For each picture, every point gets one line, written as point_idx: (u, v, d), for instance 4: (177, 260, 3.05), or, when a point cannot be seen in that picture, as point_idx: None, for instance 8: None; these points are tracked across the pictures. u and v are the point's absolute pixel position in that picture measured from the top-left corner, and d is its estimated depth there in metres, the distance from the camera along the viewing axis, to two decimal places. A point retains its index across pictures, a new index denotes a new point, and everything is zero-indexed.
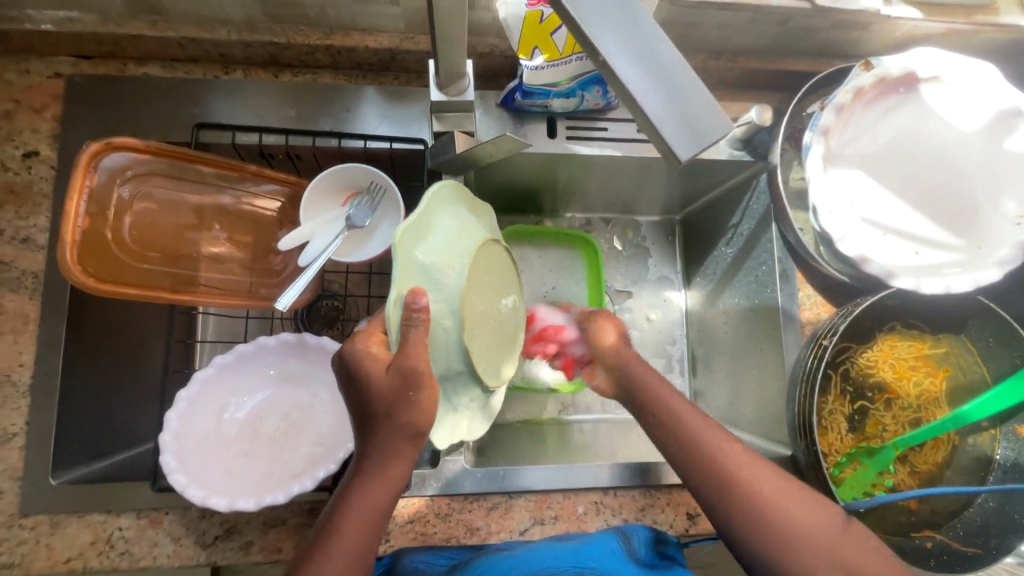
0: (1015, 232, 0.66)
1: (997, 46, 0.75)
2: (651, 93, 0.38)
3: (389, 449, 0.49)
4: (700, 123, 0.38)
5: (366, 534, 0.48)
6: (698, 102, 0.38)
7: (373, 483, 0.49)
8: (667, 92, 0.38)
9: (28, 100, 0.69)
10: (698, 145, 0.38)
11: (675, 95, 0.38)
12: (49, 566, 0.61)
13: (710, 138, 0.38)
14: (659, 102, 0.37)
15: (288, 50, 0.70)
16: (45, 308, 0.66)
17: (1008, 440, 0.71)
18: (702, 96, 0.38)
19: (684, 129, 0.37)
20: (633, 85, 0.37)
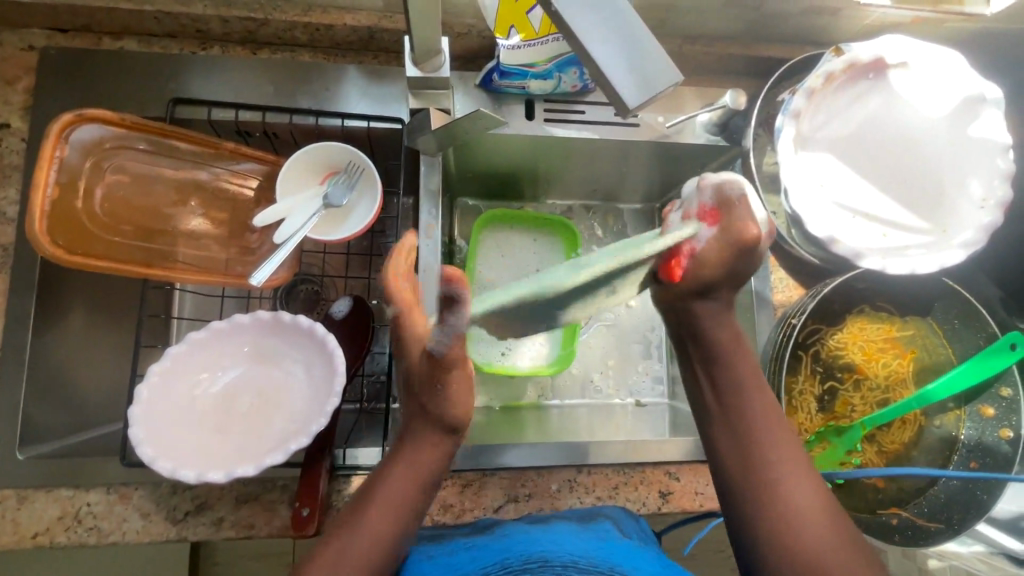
0: (978, 214, 0.67)
1: (963, 35, 0.77)
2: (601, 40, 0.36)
3: (421, 445, 0.54)
4: (651, 77, 0.37)
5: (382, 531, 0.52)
6: (652, 58, 0.37)
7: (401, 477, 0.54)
8: (616, 39, 0.37)
9: (0, 72, 0.68)
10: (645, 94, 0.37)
11: (628, 47, 0.37)
12: (15, 541, 0.60)
13: (657, 88, 0.37)
14: (610, 52, 0.37)
15: (266, 27, 0.70)
16: (15, 282, 0.65)
17: (972, 420, 0.73)
18: (656, 51, 0.37)
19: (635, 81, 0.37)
20: (583, 31, 0.36)
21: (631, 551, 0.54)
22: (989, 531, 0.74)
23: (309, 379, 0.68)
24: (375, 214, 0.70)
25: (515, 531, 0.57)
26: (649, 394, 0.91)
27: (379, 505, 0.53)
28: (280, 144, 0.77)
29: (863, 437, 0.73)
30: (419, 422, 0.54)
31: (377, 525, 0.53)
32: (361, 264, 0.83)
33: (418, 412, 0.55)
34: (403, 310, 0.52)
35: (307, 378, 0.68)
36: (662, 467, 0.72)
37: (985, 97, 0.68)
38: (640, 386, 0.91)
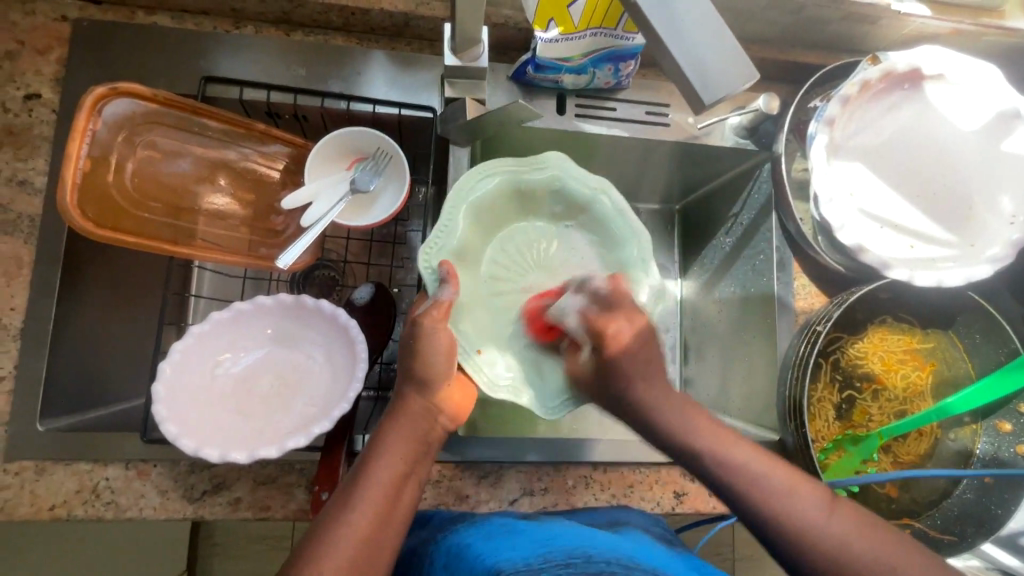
0: (1006, 230, 0.67)
1: (1001, 49, 0.77)
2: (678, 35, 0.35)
3: (412, 427, 0.55)
4: (723, 75, 0.36)
5: (379, 505, 0.50)
6: (726, 55, 0.36)
7: (393, 445, 0.53)
8: (692, 36, 0.35)
9: (32, 41, 0.68)
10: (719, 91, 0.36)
11: (702, 41, 0.36)
12: (33, 512, 0.60)
13: (731, 85, 0.36)
14: (682, 47, 0.35)
15: (302, 8, 0.70)
16: (40, 253, 0.65)
17: (988, 435, 0.73)
18: (731, 47, 0.36)
19: (705, 78, 0.36)
20: (662, 28, 0.35)
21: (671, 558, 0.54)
22: (993, 550, 0.71)
23: (329, 362, 0.68)
24: (401, 202, 0.70)
25: (546, 524, 0.56)
26: None
27: (376, 483, 0.50)
28: (308, 127, 0.77)
29: (880, 447, 0.73)
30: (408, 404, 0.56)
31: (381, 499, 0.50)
32: (383, 251, 0.83)
33: (405, 393, 0.56)
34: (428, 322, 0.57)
35: (327, 362, 0.68)
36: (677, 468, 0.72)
37: (1020, 112, 0.68)
38: None
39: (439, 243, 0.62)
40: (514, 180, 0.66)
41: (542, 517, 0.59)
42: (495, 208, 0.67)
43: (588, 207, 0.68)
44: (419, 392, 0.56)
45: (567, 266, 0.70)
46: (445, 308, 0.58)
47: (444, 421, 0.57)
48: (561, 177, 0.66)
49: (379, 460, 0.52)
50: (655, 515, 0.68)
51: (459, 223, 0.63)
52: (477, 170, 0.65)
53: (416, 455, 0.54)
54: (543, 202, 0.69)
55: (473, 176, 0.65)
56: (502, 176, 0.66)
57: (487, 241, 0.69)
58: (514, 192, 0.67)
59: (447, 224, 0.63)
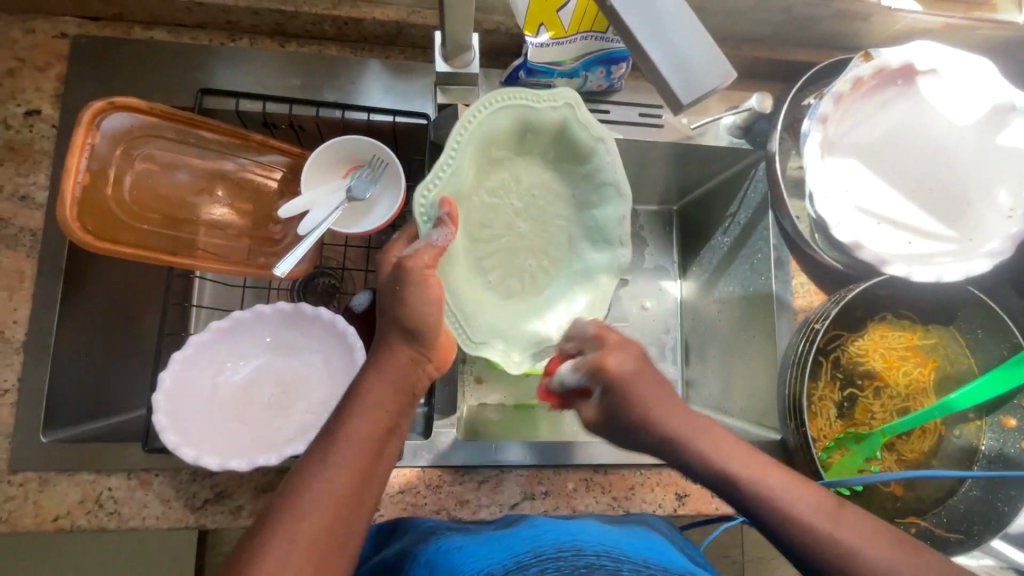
0: (1005, 224, 0.67)
1: (994, 43, 0.77)
2: (654, 35, 0.35)
3: (399, 374, 0.51)
4: (702, 74, 0.35)
5: (356, 458, 0.47)
6: (703, 54, 0.36)
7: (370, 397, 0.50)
8: (669, 36, 0.35)
9: (32, 59, 0.69)
10: (698, 89, 0.35)
11: (680, 40, 0.35)
12: (37, 523, 0.61)
13: (709, 85, 0.35)
14: (660, 48, 0.35)
15: (295, 20, 0.71)
16: (42, 267, 0.66)
17: (993, 431, 0.72)
18: (706, 45, 0.35)
19: (686, 77, 0.35)
20: (637, 30, 0.35)
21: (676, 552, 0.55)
22: (1002, 546, 0.70)
23: (328, 369, 0.68)
24: (397, 210, 0.70)
25: (548, 524, 0.56)
26: None
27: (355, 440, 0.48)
28: (304, 137, 0.77)
29: (883, 445, 0.73)
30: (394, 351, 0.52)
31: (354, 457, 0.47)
32: (382, 258, 0.83)
33: (394, 343, 0.52)
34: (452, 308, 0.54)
35: (326, 369, 0.68)
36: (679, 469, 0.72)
37: (1015, 105, 0.68)
38: None
39: (442, 183, 0.54)
40: (517, 113, 0.57)
41: (542, 518, 0.59)
42: (494, 143, 0.59)
43: (584, 159, 0.61)
44: (411, 343, 0.52)
45: (546, 211, 0.65)
46: (436, 254, 0.52)
47: (428, 367, 0.54)
48: (567, 122, 0.59)
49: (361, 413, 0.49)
50: (657, 518, 0.67)
51: (463, 156, 0.55)
52: (490, 99, 0.56)
53: (402, 405, 0.51)
54: (547, 146, 0.61)
55: (483, 105, 0.56)
56: (513, 108, 0.57)
57: (481, 185, 0.61)
58: (521, 131, 0.59)
59: (449, 160, 0.54)
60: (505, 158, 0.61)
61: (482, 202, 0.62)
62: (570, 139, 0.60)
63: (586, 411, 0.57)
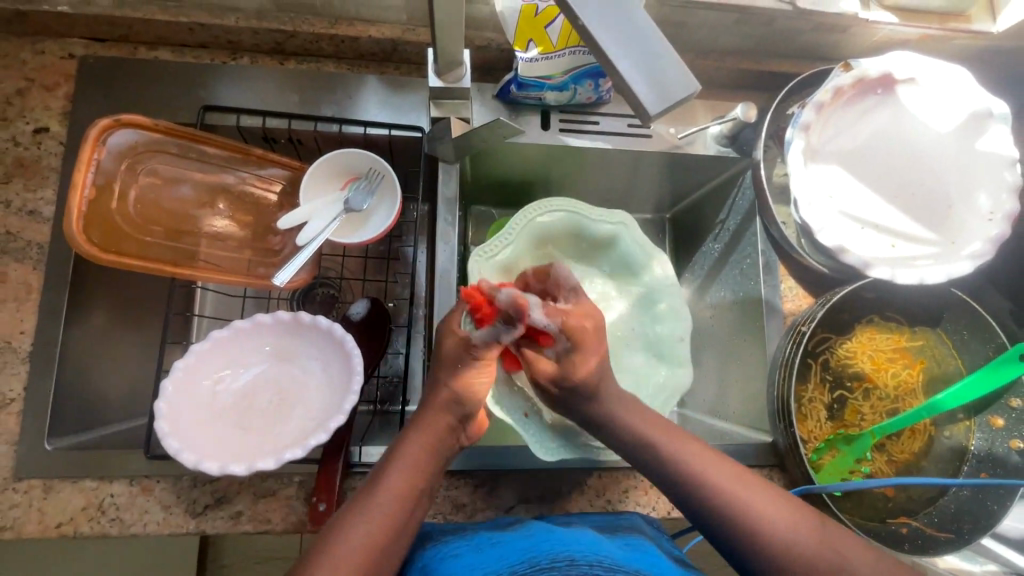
0: (986, 227, 0.68)
1: (970, 53, 0.79)
2: (624, 50, 0.37)
3: (435, 432, 0.54)
4: (671, 86, 0.37)
5: (391, 513, 0.50)
6: (670, 67, 0.38)
7: (409, 450, 0.53)
8: (638, 51, 0.37)
9: (41, 79, 0.72)
10: (668, 100, 0.37)
11: (650, 58, 0.37)
12: (40, 530, 0.62)
13: (677, 96, 0.38)
14: (632, 66, 0.37)
15: (294, 38, 0.73)
16: (48, 279, 0.68)
17: (982, 431, 0.73)
18: (672, 59, 0.38)
19: (657, 90, 0.37)
20: (609, 46, 0.37)
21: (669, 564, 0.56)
22: (996, 546, 0.72)
23: (326, 377, 0.70)
24: (393, 220, 0.73)
25: (542, 532, 0.57)
26: None
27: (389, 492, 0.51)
28: (303, 150, 0.80)
29: (873, 446, 0.74)
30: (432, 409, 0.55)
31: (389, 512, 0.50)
32: (379, 268, 0.86)
33: (436, 406, 0.55)
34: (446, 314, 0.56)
35: (324, 377, 0.70)
36: None
37: (992, 112, 0.70)
38: None
39: (498, 250, 0.73)
40: (574, 218, 0.78)
41: (537, 525, 0.60)
42: (552, 237, 0.79)
43: (630, 266, 0.80)
44: (452, 411, 0.55)
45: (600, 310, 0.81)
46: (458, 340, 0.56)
47: (461, 437, 0.57)
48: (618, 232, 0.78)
49: (396, 469, 0.52)
50: (651, 520, 0.68)
51: (518, 239, 0.75)
52: (546, 203, 0.76)
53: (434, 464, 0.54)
54: (597, 251, 0.81)
55: (535, 209, 0.76)
56: (568, 214, 0.77)
57: None
58: (576, 232, 0.79)
59: (499, 242, 0.74)
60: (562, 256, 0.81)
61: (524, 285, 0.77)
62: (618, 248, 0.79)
63: (541, 363, 0.59)
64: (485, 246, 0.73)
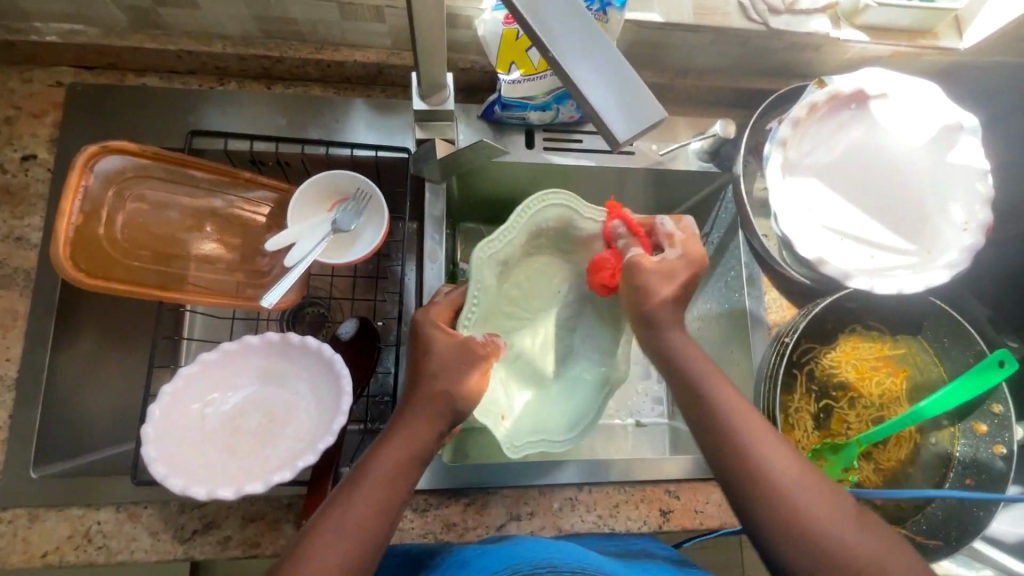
0: (961, 237, 0.70)
1: (940, 68, 0.82)
2: (593, 77, 0.38)
3: (428, 429, 0.54)
4: (640, 112, 0.39)
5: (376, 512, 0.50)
6: (638, 94, 0.39)
7: (395, 445, 0.52)
8: (607, 79, 0.38)
9: (29, 107, 0.72)
10: (637, 126, 0.39)
11: (619, 87, 0.39)
12: (26, 560, 0.61)
13: (645, 122, 0.39)
14: (602, 92, 0.38)
15: (281, 64, 0.75)
16: (35, 305, 0.68)
17: (966, 437, 0.74)
18: (640, 86, 0.39)
19: (626, 117, 0.38)
20: (578, 74, 0.38)
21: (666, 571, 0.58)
22: (993, 552, 0.73)
23: (315, 397, 0.70)
24: (381, 239, 0.73)
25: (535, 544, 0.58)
26: (650, 415, 0.89)
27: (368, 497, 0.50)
28: (291, 172, 0.81)
29: (860, 455, 0.74)
30: (427, 402, 0.54)
31: (373, 513, 0.50)
32: (367, 286, 0.86)
33: (423, 406, 0.54)
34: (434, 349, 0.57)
35: (312, 397, 0.70)
36: (662, 485, 0.73)
37: (962, 125, 0.71)
38: (640, 406, 0.90)
39: (497, 249, 0.66)
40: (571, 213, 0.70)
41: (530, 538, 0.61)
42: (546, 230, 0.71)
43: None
44: (441, 413, 0.54)
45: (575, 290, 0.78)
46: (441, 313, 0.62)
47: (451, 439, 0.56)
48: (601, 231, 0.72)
49: (376, 471, 0.51)
50: (642, 534, 0.69)
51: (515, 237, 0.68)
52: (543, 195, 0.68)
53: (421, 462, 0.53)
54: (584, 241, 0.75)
55: (538, 201, 0.68)
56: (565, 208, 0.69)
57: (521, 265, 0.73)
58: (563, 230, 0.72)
59: (505, 235, 0.67)
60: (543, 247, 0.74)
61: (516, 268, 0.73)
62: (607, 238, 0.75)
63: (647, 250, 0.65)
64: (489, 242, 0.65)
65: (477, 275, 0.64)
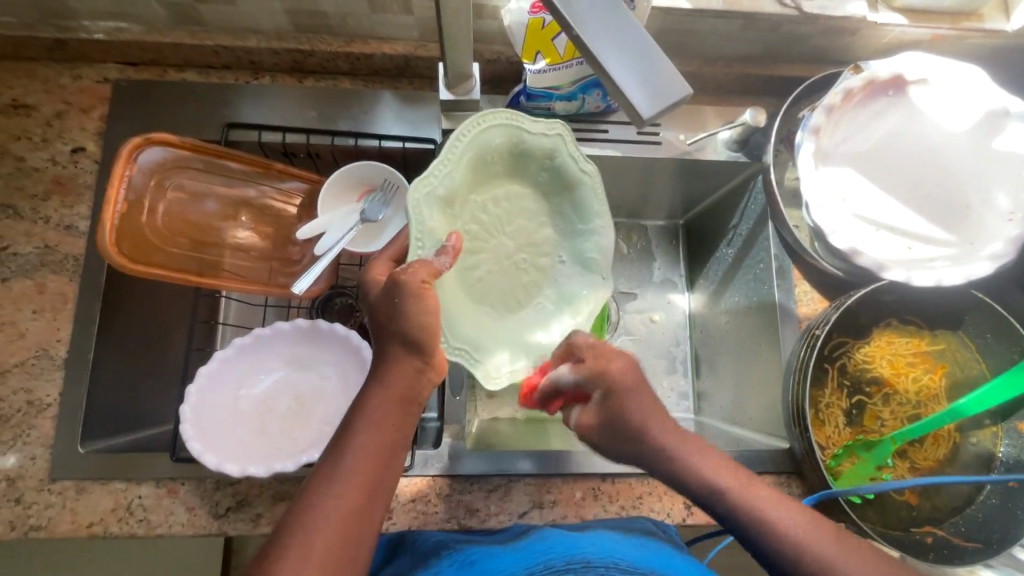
0: (1006, 227, 0.67)
1: (985, 52, 0.79)
2: (616, 53, 0.38)
3: (404, 387, 0.53)
4: (663, 89, 0.38)
5: (367, 470, 0.50)
6: (660, 71, 0.39)
7: (375, 403, 0.52)
8: (630, 55, 0.38)
9: (78, 102, 0.76)
10: (661, 102, 0.38)
11: (642, 63, 0.38)
12: (73, 529, 0.65)
13: (670, 99, 0.38)
14: (625, 68, 0.38)
15: (312, 57, 0.77)
16: (82, 289, 0.71)
17: (1010, 437, 0.71)
18: (664, 64, 0.39)
19: (648, 92, 0.38)
20: (601, 50, 0.38)
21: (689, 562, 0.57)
22: None
23: (343, 382, 0.72)
24: None
25: (561, 539, 0.57)
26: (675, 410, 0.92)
27: (358, 454, 0.50)
28: (321, 164, 0.83)
29: (894, 452, 0.72)
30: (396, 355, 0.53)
31: (362, 470, 0.50)
32: None
33: (397, 356, 0.53)
34: (406, 283, 0.52)
35: (340, 381, 0.72)
36: None
37: (1009, 110, 0.69)
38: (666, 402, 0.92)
39: (436, 183, 0.59)
40: (513, 132, 0.62)
41: (554, 530, 0.61)
42: (491, 156, 0.63)
43: (569, 188, 0.67)
44: (414, 354, 0.53)
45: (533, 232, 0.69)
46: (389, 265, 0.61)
47: (433, 376, 0.55)
48: (559, 151, 0.64)
49: (362, 429, 0.51)
50: (665, 526, 0.68)
51: (456, 167, 0.60)
52: (478, 119, 0.61)
53: (403, 417, 0.53)
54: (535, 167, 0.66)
55: (475, 124, 0.61)
56: (507, 126, 0.62)
57: (473, 197, 0.65)
58: (513, 152, 0.64)
59: (443, 166, 0.59)
60: (497, 177, 0.66)
61: (471, 200, 0.65)
62: (556, 168, 0.65)
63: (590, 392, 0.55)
64: (425, 173, 0.58)
65: (416, 216, 0.57)
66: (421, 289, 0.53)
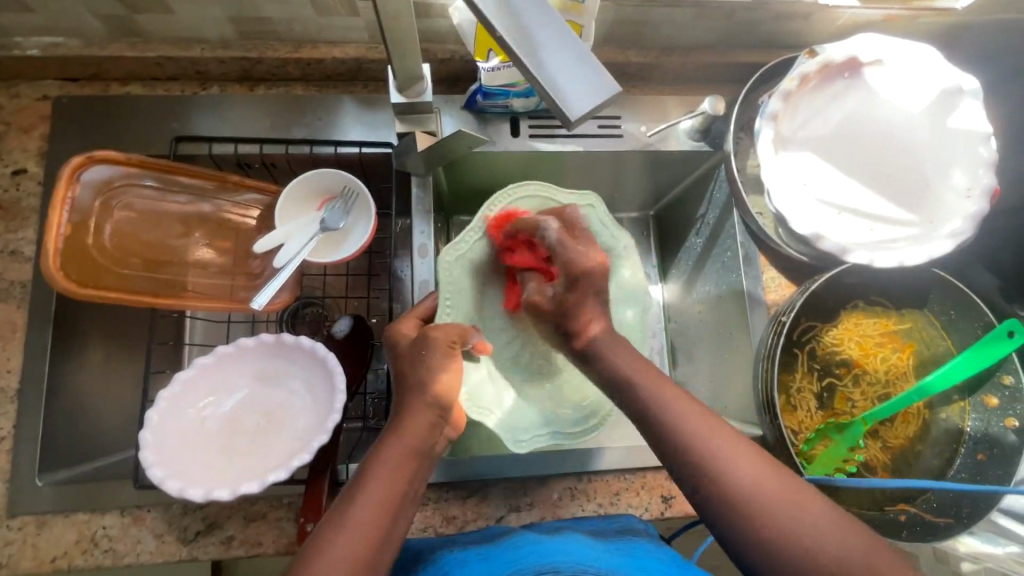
0: (964, 204, 0.67)
1: (938, 30, 0.79)
2: (540, 53, 0.37)
3: (420, 438, 0.52)
4: (590, 87, 0.37)
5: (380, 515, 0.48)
6: (586, 68, 0.38)
7: (394, 451, 0.51)
8: (555, 54, 0.38)
9: (17, 121, 0.73)
10: (589, 100, 0.37)
11: (568, 62, 0.38)
12: (36, 566, 0.63)
13: (598, 97, 0.37)
14: (550, 68, 0.37)
15: (260, 64, 0.75)
16: (32, 317, 0.69)
17: (977, 411, 0.72)
18: (589, 61, 0.38)
19: (574, 90, 0.37)
20: (523, 51, 0.37)
21: (662, 558, 0.57)
22: None
23: (312, 399, 0.70)
24: (369, 236, 0.73)
25: (529, 543, 0.57)
26: None
27: (375, 499, 0.49)
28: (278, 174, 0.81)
29: (866, 433, 0.73)
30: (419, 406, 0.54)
31: (381, 517, 0.48)
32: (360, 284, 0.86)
33: (415, 407, 0.53)
34: (436, 339, 0.57)
35: (307, 398, 0.71)
36: (663, 472, 0.72)
37: (962, 88, 0.68)
38: None
39: (464, 250, 0.67)
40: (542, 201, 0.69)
41: (522, 532, 0.61)
42: None
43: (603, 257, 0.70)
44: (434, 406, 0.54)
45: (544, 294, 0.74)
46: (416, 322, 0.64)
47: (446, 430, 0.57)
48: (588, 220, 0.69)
49: (376, 476, 0.50)
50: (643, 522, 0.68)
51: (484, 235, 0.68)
52: (514, 189, 0.68)
53: (415, 467, 0.52)
54: None
55: (510, 193, 0.68)
56: (540, 197, 0.68)
57: None
58: None
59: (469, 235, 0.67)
60: None
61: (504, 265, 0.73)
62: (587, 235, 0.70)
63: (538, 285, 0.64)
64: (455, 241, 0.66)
65: (447, 279, 0.65)
66: (450, 348, 0.57)
